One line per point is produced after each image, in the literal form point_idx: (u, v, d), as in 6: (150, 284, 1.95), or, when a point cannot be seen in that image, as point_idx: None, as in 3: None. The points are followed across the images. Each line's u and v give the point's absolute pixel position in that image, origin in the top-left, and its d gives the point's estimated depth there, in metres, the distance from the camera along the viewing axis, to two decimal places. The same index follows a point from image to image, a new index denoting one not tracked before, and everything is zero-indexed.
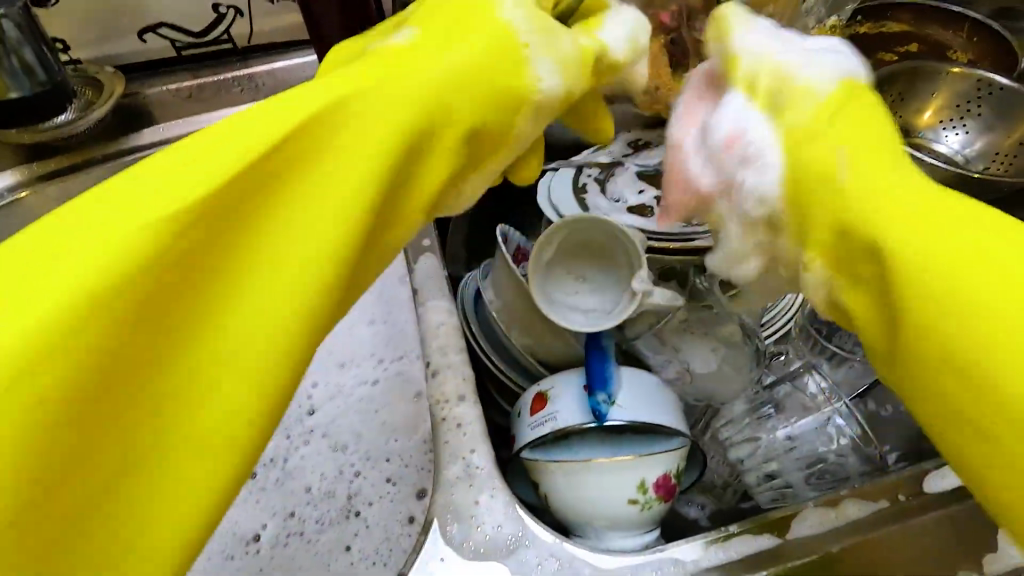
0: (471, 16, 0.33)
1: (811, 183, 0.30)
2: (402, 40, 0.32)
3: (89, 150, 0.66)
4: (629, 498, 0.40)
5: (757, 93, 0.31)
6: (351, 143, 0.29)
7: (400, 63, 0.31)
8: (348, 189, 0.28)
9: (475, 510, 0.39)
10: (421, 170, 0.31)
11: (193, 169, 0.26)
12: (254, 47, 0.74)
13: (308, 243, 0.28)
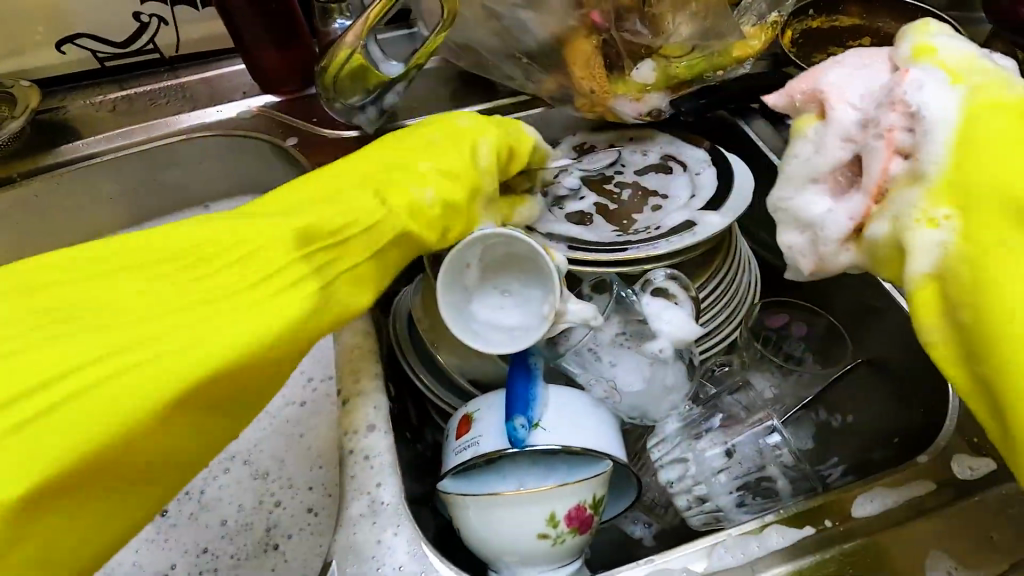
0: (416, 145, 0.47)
1: (967, 195, 0.31)
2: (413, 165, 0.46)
3: (5, 169, 0.63)
4: (539, 533, 0.38)
5: (945, 98, 0.33)
6: (335, 213, 0.41)
7: (380, 163, 0.46)
8: (342, 249, 0.41)
9: (376, 549, 0.37)
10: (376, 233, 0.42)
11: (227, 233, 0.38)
12: (182, 57, 0.71)
13: (300, 283, 0.38)
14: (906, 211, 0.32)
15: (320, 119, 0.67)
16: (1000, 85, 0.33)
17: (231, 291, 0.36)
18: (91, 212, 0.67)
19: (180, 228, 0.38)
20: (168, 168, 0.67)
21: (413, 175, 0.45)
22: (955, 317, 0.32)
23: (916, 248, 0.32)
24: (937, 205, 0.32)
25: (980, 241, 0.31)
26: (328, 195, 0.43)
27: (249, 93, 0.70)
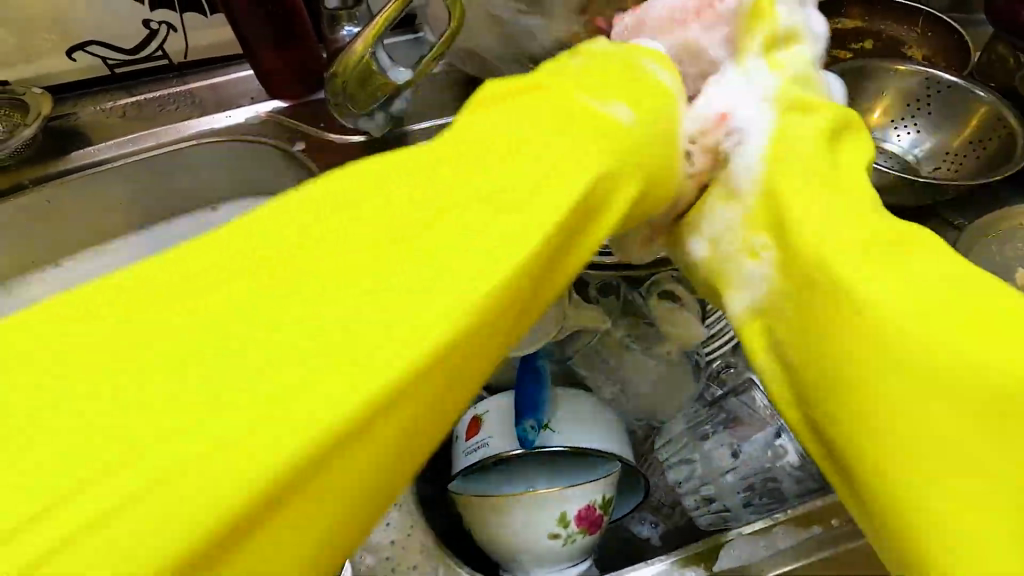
0: (612, 73, 0.34)
1: (780, 229, 0.31)
2: (619, 113, 0.32)
3: (16, 176, 0.64)
4: (550, 533, 0.38)
5: (755, 113, 0.34)
6: (517, 175, 0.29)
7: (543, 112, 0.32)
8: (509, 227, 0.27)
9: (391, 549, 0.38)
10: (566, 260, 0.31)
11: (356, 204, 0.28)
12: (190, 63, 0.72)
13: (443, 309, 0.25)
14: (741, 211, 0.32)
15: (328, 124, 0.68)
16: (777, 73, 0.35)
17: (357, 314, 0.24)
18: (103, 218, 0.67)
19: (273, 212, 0.27)
20: (177, 174, 0.68)
21: (592, 94, 0.33)
22: (778, 353, 0.31)
23: (743, 274, 0.32)
24: (755, 234, 0.32)
25: (872, 277, 0.27)
26: (453, 144, 0.31)
27: (257, 99, 0.71)
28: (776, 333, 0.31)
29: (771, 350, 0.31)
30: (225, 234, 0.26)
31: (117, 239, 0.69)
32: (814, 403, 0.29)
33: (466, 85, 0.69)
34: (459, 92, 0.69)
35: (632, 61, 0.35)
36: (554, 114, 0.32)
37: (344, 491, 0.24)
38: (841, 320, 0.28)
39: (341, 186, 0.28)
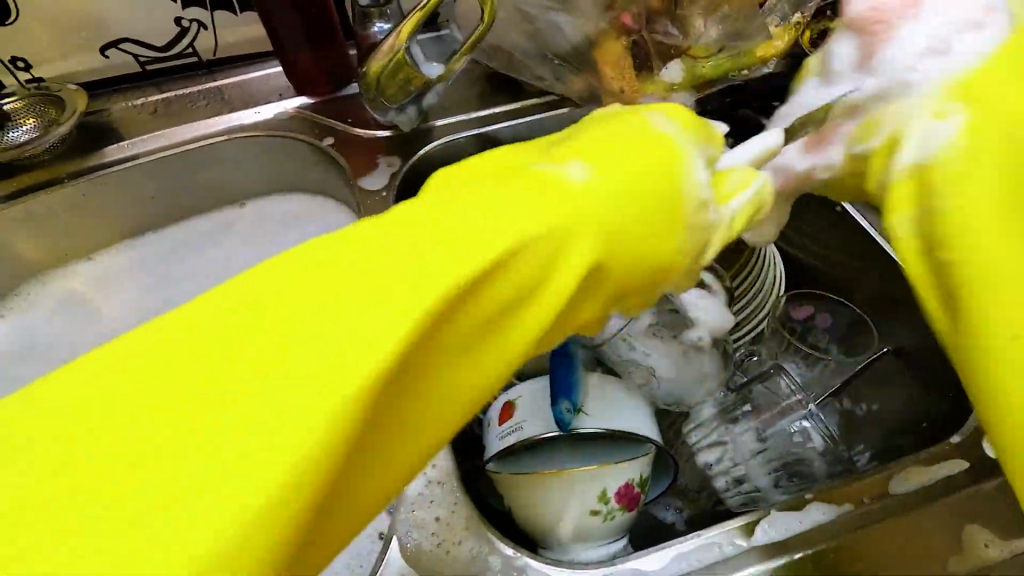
0: (635, 137, 0.35)
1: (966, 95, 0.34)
2: (575, 171, 0.33)
3: (53, 170, 0.65)
4: (590, 510, 0.39)
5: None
6: (479, 241, 0.29)
7: (548, 187, 0.33)
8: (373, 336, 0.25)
9: (435, 526, 0.39)
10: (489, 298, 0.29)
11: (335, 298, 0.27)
12: (219, 61, 0.73)
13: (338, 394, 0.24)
14: (921, 102, 0.35)
15: (355, 119, 0.69)
16: (682, 158, 0.34)
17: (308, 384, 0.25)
18: (135, 211, 0.68)
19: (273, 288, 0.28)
20: (207, 169, 0.69)
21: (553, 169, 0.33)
22: (929, 212, 0.34)
23: (925, 136, 0.34)
24: (949, 103, 0.34)
25: (977, 138, 0.33)
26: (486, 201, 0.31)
27: (284, 95, 0.71)
28: (927, 195, 0.34)
29: (920, 209, 0.35)
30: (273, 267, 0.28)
31: (148, 233, 0.70)
32: (945, 247, 0.33)
33: (490, 82, 0.71)
34: (484, 89, 0.70)
35: (669, 137, 0.35)
36: (480, 191, 0.32)
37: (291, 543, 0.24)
38: (972, 198, 0.33)
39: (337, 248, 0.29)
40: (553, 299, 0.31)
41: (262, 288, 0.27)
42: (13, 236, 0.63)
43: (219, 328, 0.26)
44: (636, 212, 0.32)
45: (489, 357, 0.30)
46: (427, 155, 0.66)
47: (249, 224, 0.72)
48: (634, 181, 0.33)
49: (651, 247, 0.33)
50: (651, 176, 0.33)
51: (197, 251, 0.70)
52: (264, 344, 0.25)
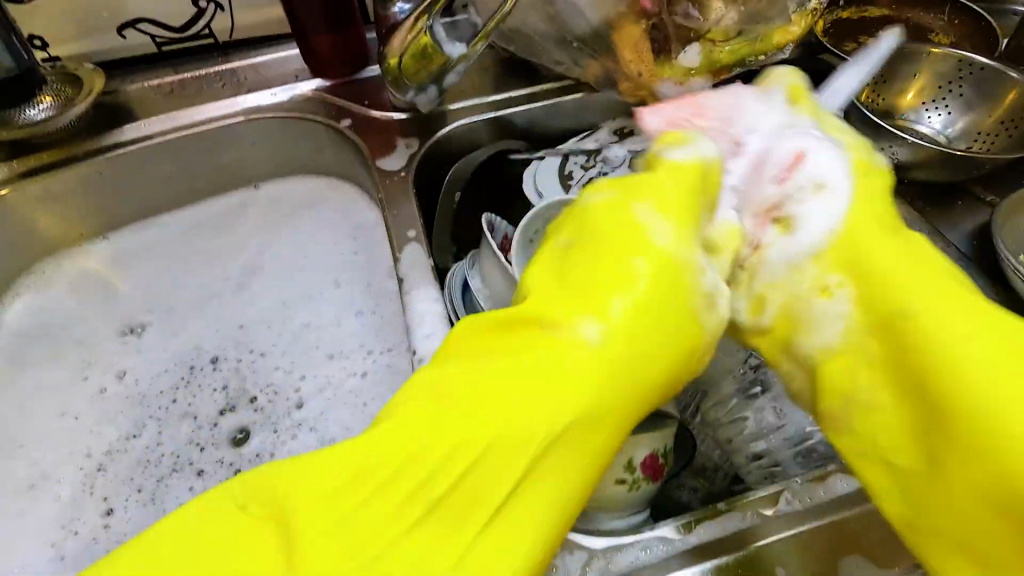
0: (628, 240, 0.36)
1: (850, 262, 0.36)
2: (591, 332, 0.33)
3: (71, 148, 0.64)
4: (617, 479, 0.39)
5: (834, 169, 0.38)
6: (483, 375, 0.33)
7: (519, 343, 0.34)
8: (433, 492, 0.31)
9: None
10: (535, 422, 0.32)
11: (339, 463, 0.31)
12: (235, 42, 0.73)
13: (373, 538, 0.30)
14: (800, 278, 0.37)
15: (371, 101, 0.69)
16: (680, 272, 0.35)
17: (371, 519, 0.30)
18: (149, 191, 0.68)
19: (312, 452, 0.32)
20: (223, 150, 0.69)
21: (582, 306, 0.34)
22: (861, 400, 0.35)
23: (822, 319, 0.36)
24: (831, 273, 0.36)
25: (873, 311, 0.35)
26: (474, 368, 0.33)
27: (300, 76, 0.72)
28: (804, 341, 0.37)
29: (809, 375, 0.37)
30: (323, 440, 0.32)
31: (161, 213, 0.70)
32: (895, 459, 0.34)
33: (507, 66, 0.71)
34: (499, 74, 0.71)
35: (649, 228, 0.36)
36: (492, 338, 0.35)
37: None
38: (860, 365, 0.35)
39: (362, 441, 0.31)
40: (561, 451, 0.32)
41: (368, 456, 0.31)
42: (32, 211, 0.63)
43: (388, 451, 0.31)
44: (659, 342, 0.34)
45: (555, 478, 0.32)
46: (445, 138, 0.67)
47: (263, 207, 0.72)
48: (649, 329, 0.34)
49: (658, 368, 0.35)
50: (659, 314, 0.34)
51: (212, 233, 0.70)
52: (416, 471, 0.31)
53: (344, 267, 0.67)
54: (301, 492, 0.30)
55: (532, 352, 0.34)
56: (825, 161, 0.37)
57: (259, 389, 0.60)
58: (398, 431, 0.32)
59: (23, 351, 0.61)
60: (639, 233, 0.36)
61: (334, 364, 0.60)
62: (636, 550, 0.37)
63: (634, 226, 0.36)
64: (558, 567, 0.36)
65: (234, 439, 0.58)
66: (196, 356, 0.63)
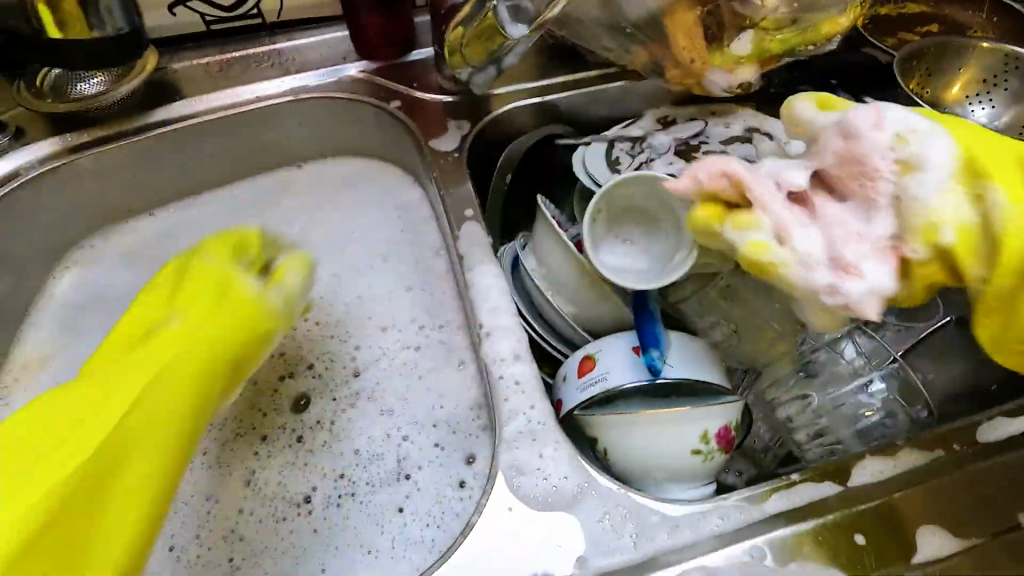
0: (223, 262, 0.55)
1: (972, 171, 0.39)
2: (177, 317, 0.51)
3: (123, 124, 0.64)
4: (693, 450, 0.40)
5: (933, 133, 0.40)
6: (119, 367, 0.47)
7: (192, 313, 0.51)
8: (47, 464, 0.41)
9: (540, 462, 0.40)
10: (117, 381, 0.46)
11: (29, 439, 0.42)
12: (283, 22, 0.73)
13: (16, 500, 0.39)
14: (944, 207, 0.39)
15: (420, 84, 0.69)
16: (236, 281, 0.53)
17: (23, 473, 0.41)
18: (196, 168, 0.68)
19: (44, 402, 0.45)
20: (269, 128, 0.69)
21: (171, 306, 0.53)
22: None
23: (960, 215, 0.39)
24: (950, 230, 0.39)
25: (1013, 198, 0.38)
26: (118, 364, 0.48)
27: (347, 58, 0.72)
28: (994, 254, 0.39)
29: None
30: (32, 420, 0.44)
31: (206, 191, 0.70)
32: None
33: (554, 52, 0.71)
34: (546, 59, 0.71)
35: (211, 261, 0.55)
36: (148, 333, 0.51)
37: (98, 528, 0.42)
38: None
39: (42, 407, 0.44)
40: (181, 407, 0.46)
41: (33, 425, 0.43)
42: (82, 186, 0.63)
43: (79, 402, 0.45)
44: (222, 320, 0.51)
45: (180, 400, 0.46)
46: (494, 122, 0.67)
47: (308, 186, 0.72)
48: (216, 330, 0.50)
49: (232, 321, 0.51)
50: (207, 298, 0.52)
51: (258, 210, 0.70)
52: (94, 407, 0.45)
53: (391, 245, 0.67)
54: (7, 459, 0.41)
55: (153, 345, 0.49)
56: (928, 144, 0.39)
57: (312, 359, 0.60)
58: (75, 400, 0.45)
59: (76, 324, 0.62)
60: (223, 266, 0.54)
61: (388, 337, 0.61)
62: (717, 518, 0.37)
63: (205, 265, 0.54)
64: (641, 534, 0.37)
65: (295, 403, 0.58)
66: None
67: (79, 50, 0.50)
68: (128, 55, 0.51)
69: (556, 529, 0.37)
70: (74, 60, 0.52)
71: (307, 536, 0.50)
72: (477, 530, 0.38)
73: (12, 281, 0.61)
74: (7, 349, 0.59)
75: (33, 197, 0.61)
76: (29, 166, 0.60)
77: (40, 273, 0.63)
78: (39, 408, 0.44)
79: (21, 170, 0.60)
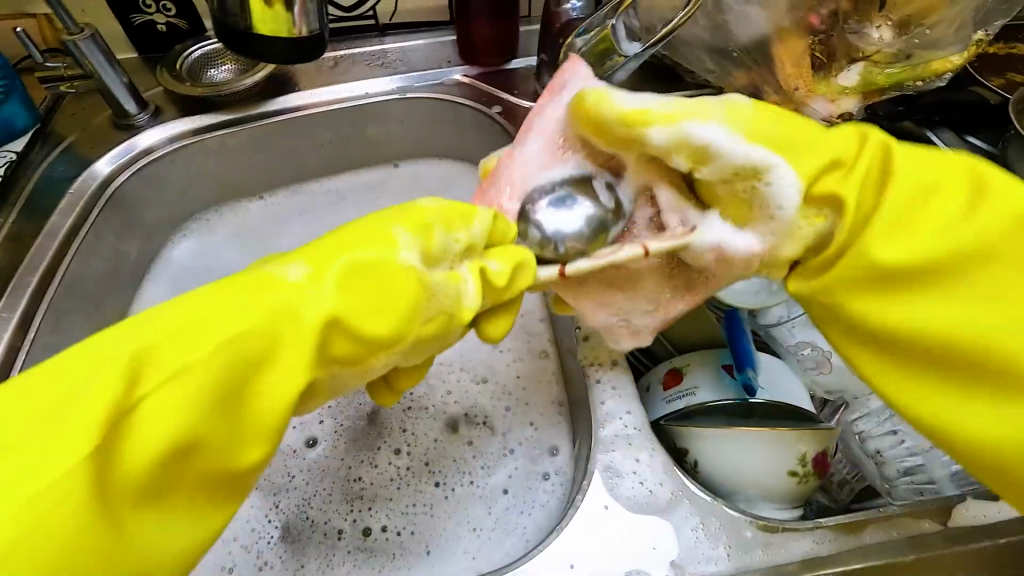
0: (374, 240, 0.32)
1: (824, 203, 0.36)
2: (292, 275, 0.30)
3: (243, 108, 0.68)
4: (789, 470, 0.42)
5: (777, 165, 0.34)
6: (356, 278, 0.30)
7: (339, 238, 0.32)
8: (86, 411, 0.25)
9: (636, 467, 0.41)
10: (216, 323, 0.28)
11: (80, 386, 0.25)
12: (394, 24, 0.77)
13: (63, 429, 0.24)
14: (795, 233, 0.36)
15: (520, 92, 0.72)
16: (391, 249, 0.31)
17: (80, 390, 0.25)
18: (304, 157, 0.73)
19: (59, 365, 0.26)
20: (375, 124, 0.73)
21: (286, 253, 0.31)
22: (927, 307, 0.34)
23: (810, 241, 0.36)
24: (810, 209, 0.36)
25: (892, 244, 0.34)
26: (203, 310, 0.28)
27: (452, 62, 0.75)
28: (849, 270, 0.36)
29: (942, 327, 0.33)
30: (55, 365, 0.26)
31: (311, 178, 0.75)
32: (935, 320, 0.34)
33: (652, 70, 0.73)
34: (643, 75, 0.73)
35: (399, 225, 0.33)
36: (326, 256, 0.31)
37: (217, 443, 0.28)
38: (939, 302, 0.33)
39: (94, 353, 0.26)
40: (268, 350, 0.28)
41: (99, 372, 0.26)
42: (204, 163, 0.68)
43: (73, 377, 0.26)
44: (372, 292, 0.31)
45: (235, 330, 0.28)
46: None
47: (405, 180, 0.76)
48: (377, 293, 0.30)
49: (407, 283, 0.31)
50: (372, 287, 0.30)
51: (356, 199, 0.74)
52: (59, 437, 0.24)
53: None
54: (57, 395, 0.25)
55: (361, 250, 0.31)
56: (778, 173, 0.34)
57: None
58: (124, 345, 0.26)
59: (192, 290, 0.67)
60: (385, 235, 0.32)
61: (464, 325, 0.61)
62: (811, 542, 0.38)
63: (384, 224, 0.33)
64: (736, 548, 0.38)
65: None
66: None
67: (261, 46, 0.46)
68: (304, 57, 0.48)
69: (650, 532, 0.39)
70: (260, 51, 0.47)
71: (407, 526, 0.50)
72: (574, 523, 0.39)
73: (141, 244, 0.66)
74: (133, 304, 0.65)
75: (163, 172, 0.66)
76: (161, 143, 0.65)
77: (165, 239, 0.69)
78: (79, 359, 0.26)
79: (157, 146, 0.65)
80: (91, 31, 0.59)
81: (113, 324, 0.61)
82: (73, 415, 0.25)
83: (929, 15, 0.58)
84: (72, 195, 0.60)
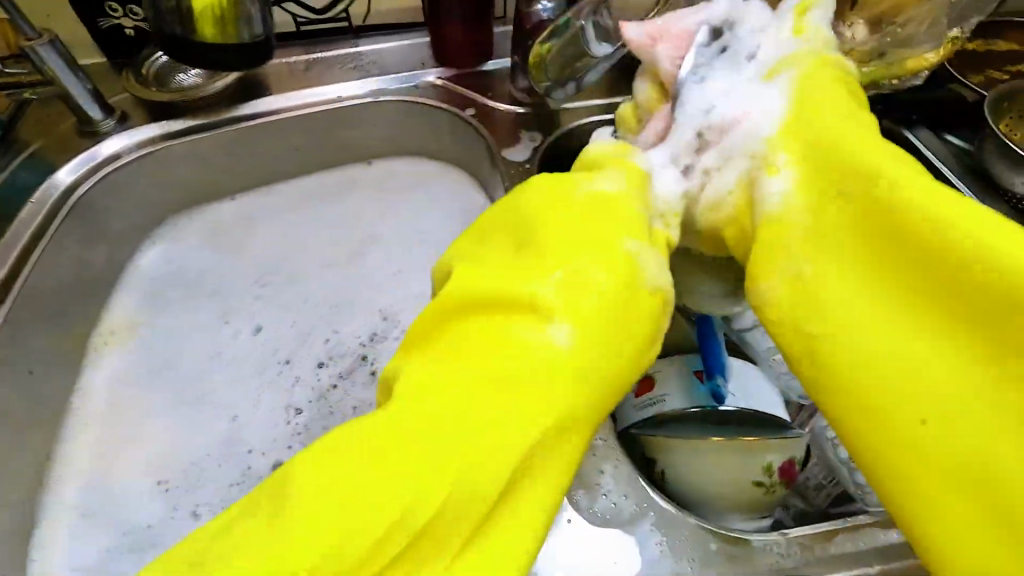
0: (593, 247, 0.34)
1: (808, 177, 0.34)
2: (559, 334, 0.32)
3: (210, 113, 0.67)
4: (756, 480, 0.42)
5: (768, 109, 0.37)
6: (585, 234, 0.35)
7: (563, 231, 0.35)
8: (364, 490, 0.29)
9: (600, 478, 0.40)
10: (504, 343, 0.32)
11: (434, 468, 0.29)
12: (368, 27, 0.76)
13: (350, 513, 0.28)
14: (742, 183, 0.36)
15: (495, 94, 0.71)
16: (648, 249, 0.35)
17: (338, 473, 0.29)
18: (276, 162, 0.72)
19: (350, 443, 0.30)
20: (349, 128, 0.72)
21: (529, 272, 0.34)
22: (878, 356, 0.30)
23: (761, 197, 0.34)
24: (774, 158, 0.35)
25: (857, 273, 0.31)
26: (485, 373, 0.32)
27: (426, 64, 0.74)
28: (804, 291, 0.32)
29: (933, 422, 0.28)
30: (312, 464, 0.30)
31: (285, 183, 0.74)
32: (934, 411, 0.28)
33: (628, 70, 0.72)
34: (619, 77, 0.72)
35: (578, 209, 0.36)
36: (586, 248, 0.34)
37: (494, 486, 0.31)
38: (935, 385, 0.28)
39: (351, 445, 0.30)
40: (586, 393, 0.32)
41: (425, 435, 0.30)
42: (173, 169, 0.67)
43: (339, 472, 0.29)
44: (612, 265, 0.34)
45: (562, 388, 0.32)
46: (565, 136, 0.68)
47: (380, 185, 0.75)
48: (611, 307, 0.33)
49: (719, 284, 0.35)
50: (613, 307, 0.33)
51: (331, 205, 0.73)
52: (348, 518, 0.28)
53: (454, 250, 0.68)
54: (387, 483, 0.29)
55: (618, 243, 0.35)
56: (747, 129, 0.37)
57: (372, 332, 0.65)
58: (445, 427, 0.30)
59: (161, 298, 0.66)
60: (578, 250, 0.34)
61: None
62: (777, 554, 0.37)
63: (555, 222, 0.35)
64: (700, 561, 0.37)
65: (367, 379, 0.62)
66: (308, 333, 0.65)
67: (199, 54, 0.46)
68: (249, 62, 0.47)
69: (613, 545, 0.38)
70: (200, 60, 0.46)
71: None
72: None
73: (107, 254, 0.65)
74: (100, 314, 0.64)
75: (131, 180, 0.65)
76: (127, 150, 0.64)
77: (133, 246, 0.68)
78: (369, 443, 0.30)
79: (122, 153, 0.64)
80: (49, 36, 0.57)
81: (77, 334, 0.60)
82: (341, 487, 0.29)
83: (899, 14, 0.57)
84: (33, 204, 0.59)
